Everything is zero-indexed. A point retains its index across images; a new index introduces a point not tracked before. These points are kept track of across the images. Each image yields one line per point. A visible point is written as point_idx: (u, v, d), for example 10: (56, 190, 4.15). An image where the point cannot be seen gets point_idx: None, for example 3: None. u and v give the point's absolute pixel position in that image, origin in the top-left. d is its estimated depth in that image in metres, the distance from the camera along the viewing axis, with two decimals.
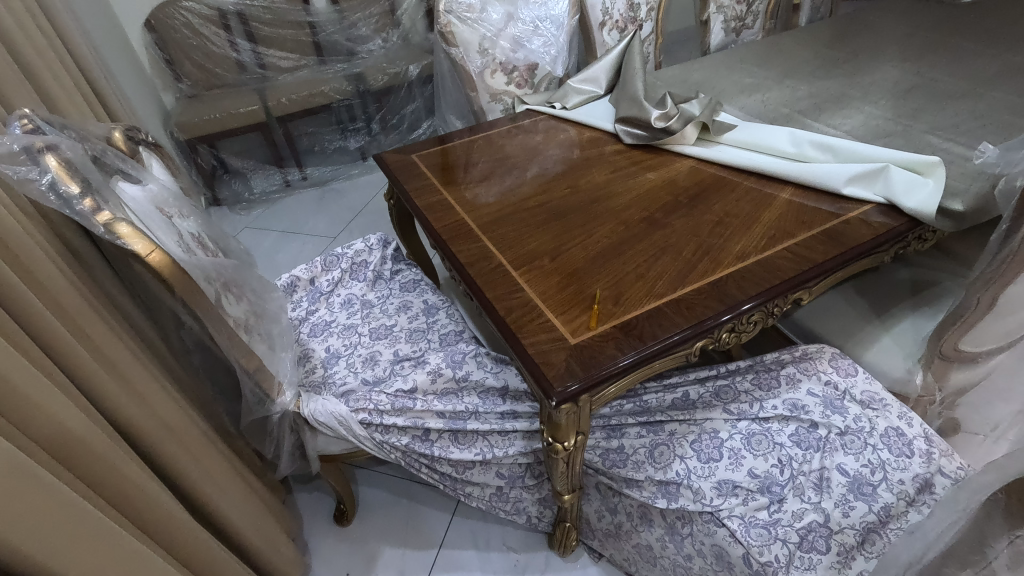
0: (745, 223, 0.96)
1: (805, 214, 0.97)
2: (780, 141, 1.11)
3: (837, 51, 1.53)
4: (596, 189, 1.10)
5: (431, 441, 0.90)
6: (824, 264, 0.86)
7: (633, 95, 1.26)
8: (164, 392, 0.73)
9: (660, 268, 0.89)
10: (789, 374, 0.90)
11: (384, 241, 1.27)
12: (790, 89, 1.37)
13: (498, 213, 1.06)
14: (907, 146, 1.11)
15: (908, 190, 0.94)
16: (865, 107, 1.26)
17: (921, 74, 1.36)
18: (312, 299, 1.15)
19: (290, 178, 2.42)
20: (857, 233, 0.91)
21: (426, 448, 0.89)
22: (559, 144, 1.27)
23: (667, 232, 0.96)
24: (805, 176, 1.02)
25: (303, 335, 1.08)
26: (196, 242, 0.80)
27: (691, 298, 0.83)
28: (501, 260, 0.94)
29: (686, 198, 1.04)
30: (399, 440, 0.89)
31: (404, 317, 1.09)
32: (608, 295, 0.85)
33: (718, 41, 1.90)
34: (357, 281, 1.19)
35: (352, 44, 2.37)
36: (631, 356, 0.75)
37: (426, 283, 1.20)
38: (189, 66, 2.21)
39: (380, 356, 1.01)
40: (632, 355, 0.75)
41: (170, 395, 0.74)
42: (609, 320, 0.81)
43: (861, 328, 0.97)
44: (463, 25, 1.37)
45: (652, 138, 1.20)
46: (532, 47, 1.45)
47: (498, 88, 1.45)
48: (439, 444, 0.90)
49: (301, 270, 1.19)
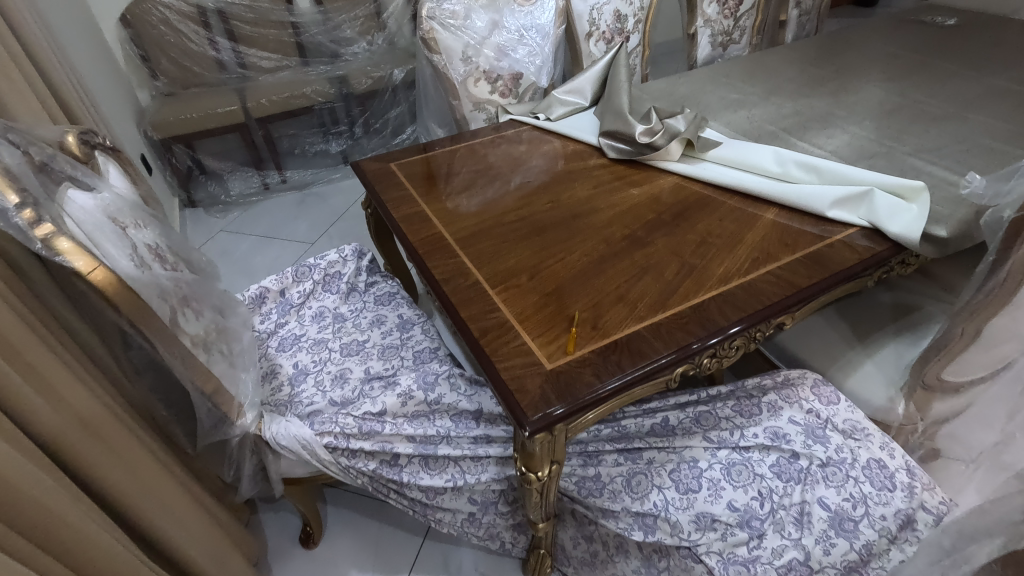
0: (728, 244, 0.94)
1: (788, 236, 0.95)
2: (764, 159, 1.09)
3: (822, 69, 1.53)
4: (578, 204, 1.07)
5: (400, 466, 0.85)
6: (808, 289, 0.84)
7: (618, 108, 1.24)
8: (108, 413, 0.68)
9: (640, 290, 0.86)
10: (771, 401, 0.88)
11: (359, 251, 1.22)
12: (775, 106, 1.36)
13: (476, 227, 1.03)
14: (890, 169, 1.10)
15: (891, 215, 0.93)
16: (850, 126, 1.25)
17: (904, 95, 1.36)
18: (281, 312, 1.11)
19: (269, 180, 2.35)
20: (842, 256, 0.90)
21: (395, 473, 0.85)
22: (540, 157, 1.24)
23: (649, 251, 0.93)
24: (789, 197, 1.00)
25: (271, 350, 1.05)
26: (155, 256, 0.75)
27: (671, 323, 0.80)
28: (477, 277, 0.91)
29: (669, 216, 1.02)
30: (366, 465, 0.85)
31: (377, 332, 1.07)
32: (588, 316, 0.82)
33: (704, 55, 1.89)
34: (329, 293, 1.15)
35: (336, 46, 2.32)
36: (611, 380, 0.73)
37: (402, 296, 1.17)
38: (166, 63, 2.15)
39: (350, 374, 0.98)
40: (613, 382, 0.73)
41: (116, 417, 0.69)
42: (587, 344, 0.78)
43: (845, 354, 0.96)
44: (446, 31, 1.33)
45: (636, 153, 1.18)
46: (517, 57, 1.42)
47: (482, 97, 1.42)
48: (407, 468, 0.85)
49: (270, 281, 1.14)
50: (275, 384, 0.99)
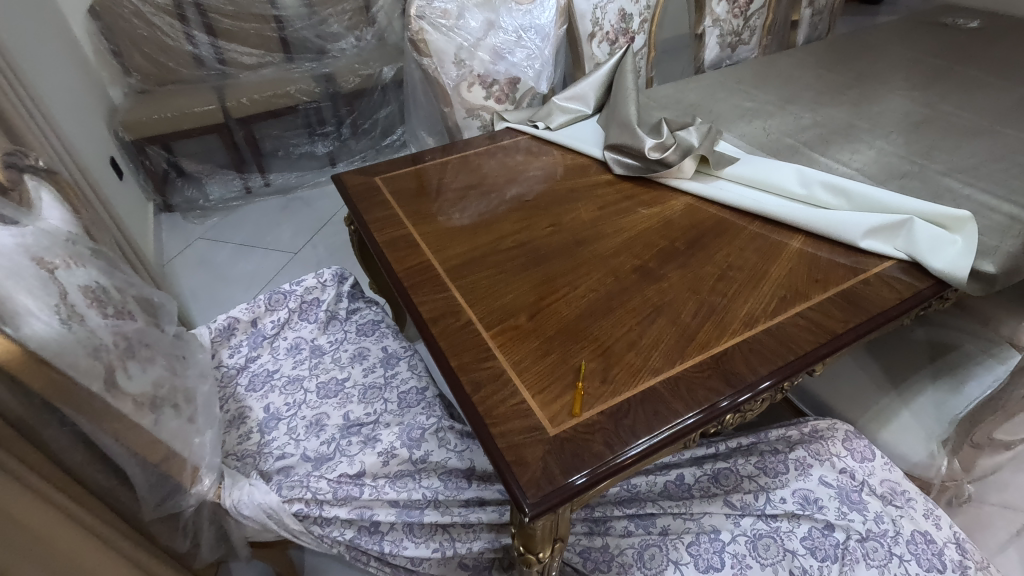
0: (750, 279, 0.84)
1: (818, 270, 0.85)
2: (787, 178, 0.99)
3: (840, 75, 1.43)
4: (581, 228, 0.96)
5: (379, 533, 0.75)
6: (844, 336, 0.74)
7: (625, 119, 1.14)
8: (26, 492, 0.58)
9: (654, 334, 0.76)
10: (799, 459, 0.79)
11: (340, 276, 1.11)
12: (793, 116, 1.26)
13: (468, 254, 0.92)
14: (925, 190, 1.00)
15: (933, 248, 0.83)
16: (876, 140, 1.15)
17: (932, 105, 1.26)
18: (252, 344, 1.00)
19: (251, 184, 2.23)
20: (879, 295, 0.80)
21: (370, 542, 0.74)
22: (538, 172, 1.13)
23: (662, 286, 0.83)
24: (816, 224, 0.90)
25: (240, 389, 0.94)
26: (93, 301, 0.64)
27: (691, 377, 0.70)
28: (469, 317, 0.80)
29: (683, 243, 0.92)
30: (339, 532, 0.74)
31: (359, 369, 0.97)
32: (596, 368, 0.72)
33: (712, 57, 1.79)
34: (306, 323, 1.04)
35: (322, 41, 2.20)
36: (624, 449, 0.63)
37: (387, 325, 1.06)
38: (140, 59, 2.02)
39: (327, 420, 0.88)
40: (629, 452, 0.63)
41: (36, 495, 0.59)
42: (596, 403, 0.68)
43: (878, 400, 0.86)
44: (437, 32, 1.20)
45: (646, 170, 1.08)
46: (514, 60, 1.30)
47: (475, 103, 1.30)
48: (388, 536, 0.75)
49: (240, 310, 1.02)
50: (243, 431, 0.88)
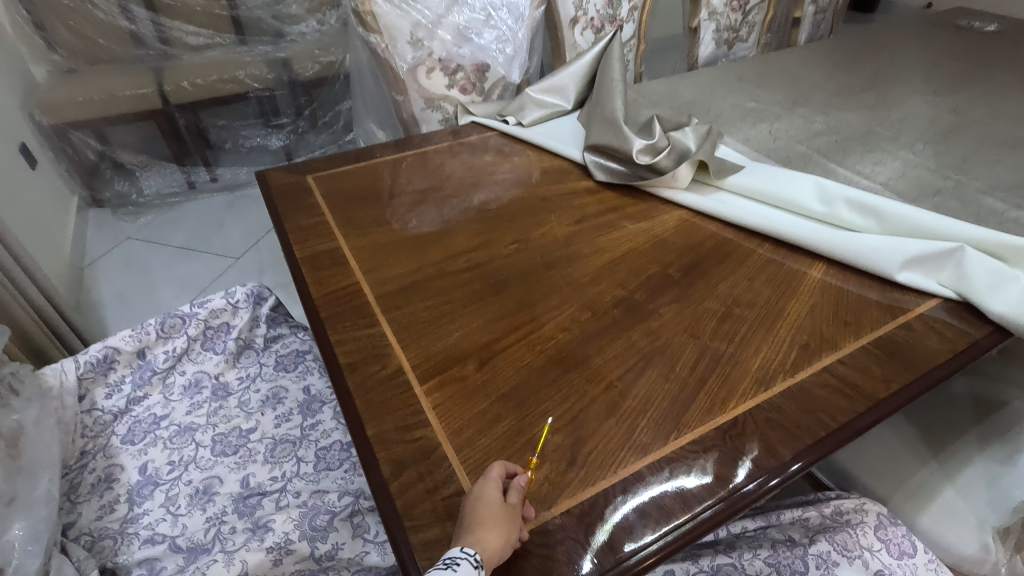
0: (764, 319, 0.66)
1: (848, 309, 0.67)
2: (804, 193, 0.82)
3: (853, 76, 1.27)
4: (552, 246, 0.78)
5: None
6: (891, 402, 0.56)
7: (609, 116, 0.96)
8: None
9: (641, 394, 0.57)
10: (821, 556, 0.62)
11: (258, 295, 0.91)
12: (803, 119, 1.09)
13: (407, 277, 0.73)
14: (965, 211, 0.83)
15: (990, 286, 0.66)
16: (900, 150, 0.98)
17: (958, 113, 1.10)
18: (137, 382, 0.79)
19: (195, 178, 2.01)
20: (927, 346, 0.62)
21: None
22: (505, 175, 0.95)
23: (652, 326, 0.65)
24: (843, 250, 0.72)
25: (114, 442, 0.74)
26: None
27: (689, 460, 0.52)
28: (399, 363, 0.61)
29: (678, 270, 0.74)
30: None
31: (269, 418, 0.77)
32: (561, 444, 0.53)
33: (707, 54, 1.62)
34: (211, 354, 0.84)
35: (279, 23, 1.98)
36: (602, 527, 0.47)
37: (314, 357, 0.86)
38: (66, 34, 1.79)
39: (219, 488, 0.69)
40: (630, 553, 0.46)
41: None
42: (557, 497, 0.49)
43: (913, 472, 0.69)
44: (387, 5, 1.01)
45: (634, 178, 0.90)
46: (482, 43, 1.10)
47: (436, 92, 1.11)
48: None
49: (123, 338, 0.81)
50: (106, 500, 0.68)
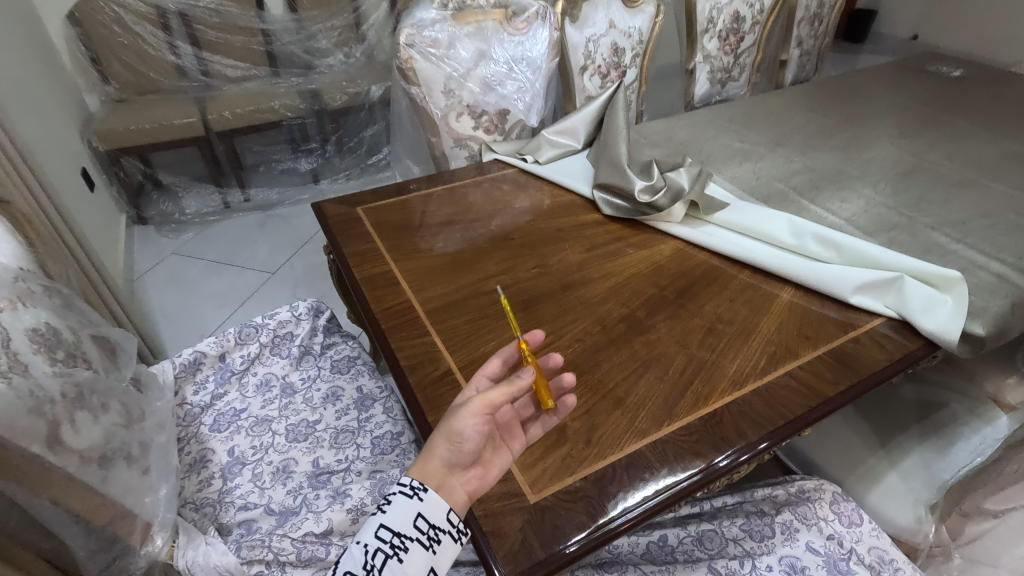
0: (741, 333, 0.81)
1: (809, 326, 0.83)
2: (778, 228, 0.98)
3: (830, 119, 1.43)
4: (567, 270, 0.94)
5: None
6: (837, 399, 0.72)
7: (614, 158, 1.13)
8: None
9: (641, 392, 0.73)
10: (785, 523, 0.77)
11: (315, 309, 1.07)
12: (783, 159, 1.26)
13: (448, 296, 0.89)
14: (914, 244, 0.99)
15: (925, 308, 0.82)
16: (865, 189, 1.14)
17: (918, 155, 1.26)
18: (219, 381, 0.95)
19: (231, 200, 2.18)
20: (871, 355, 0.78)
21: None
22: (524, 206, 1.11)
23: (651, 338, 0.81)
24: (808, 277, 0.88)
25: (203, 430, 0.89)
26: (41, 347, 0.61)
27: (679, 441, 0.67)
28: (448, 365, 0.77)
29: (672, 292, 0.89)
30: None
31: (331, 411, 0.92)
32: (580, 428, 0.68)
33: (702, 92, 1.79)
34: (278, 358, 1.00)
35: (310, 57, 2.19)
36: (612, 487, 0.62)
37: (363, 362, 1.02)
38: (118, 67, 1.98)
39: (295, 467, 0.84)
40: (624, 513, 0.61)
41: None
42: (578, 467, 0.64)
43: (865, 460, 0.85)
44: (425, 61, 1.18)
45: (635, 213, 1.06)
46: (504, 92, 1.27)
47: (463, 133, 1.28)
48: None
49: (208, 344, 0.97)
50: (203, 476, 0.83)
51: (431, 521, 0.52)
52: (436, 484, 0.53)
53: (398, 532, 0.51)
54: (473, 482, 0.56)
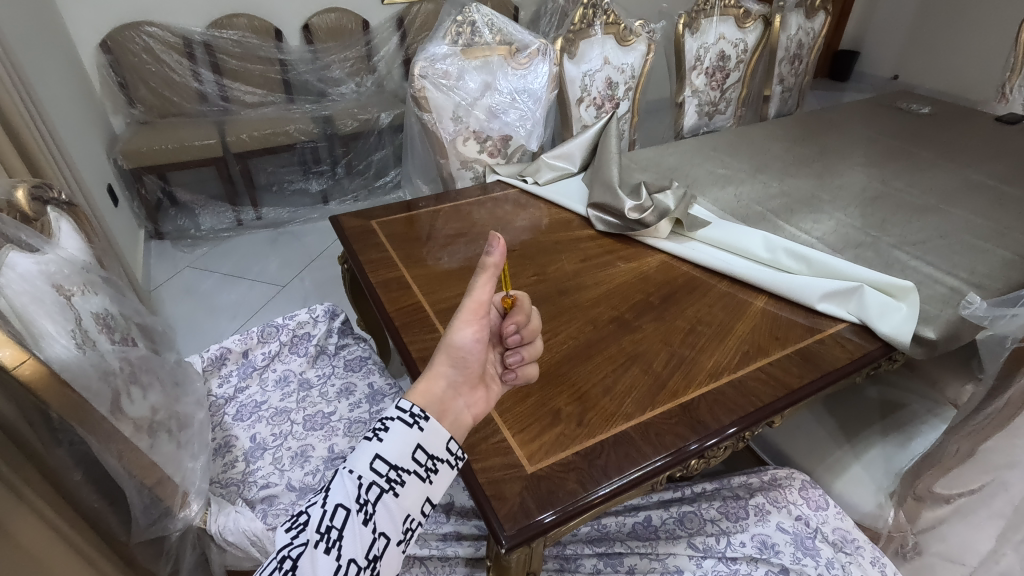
0: (718, 333, 0.91)
1: (780, 329, 0.92)
2: (754, 245, 1.08)
3: (806, 149, 1.55)
4: (564, 279, 1.03)
5: (359, 534, 0.54)
6: (801, 391, 0.81)
7: (607, 180, 1.23)
8: (16, 501, 0.58)
9: (627, 382, 0.81)
10: (758, 506, 0.85)
11: (331, 312, 1.16)
12: (762, 184, 1.37)
13: (455, 299, 0.98)
14: (877, 261, 1.09)
15: (882, 314, 0.91)
16: (835, 212, 1.25)
17: (885, 182, 1.38)
18: (242, 375, 1.04)
19: (243, 217, 2.28)
20: (833, 354, 0.87)
21: (331, 553, 0.52)
22: (524, 223, 1.21)
23: (637, 336, 0.90)
24: (780, 287, 0.98)
25: (227, 418, 0.97)
26: (102, 328, 0.69)
27: (659, 423, 0.76)
28: None
29: (657, 298, 0.99)
30: (283, 549, 0.52)
31: (345, 404, 1.00)
32: (574, 412, 0.77)
33: (691, 123, 1.92)
34: (296, 356, 1.08)
35: (323, 85, 2.33)
36: (601, 461, 0.70)
37: (374, 361, 1.10)
38: (145, 91, 2.11)
39: (312, 451, 0.92)
40: (609, 483, 0.68)
41: (29, 507, 0.59)
42: (570, 444, 0.72)
43: (832, 452, 0.93)
44: (437, 91, 1.30)
45: (625, 229, 1.16)
46: (508, 120, 1.38)
47: (469, 156, 1.40)
48: (372, 561, 0.54)
49: (233, 341, 1.07)
50: (228, 459, 0.91)
51: (428, 452, 0.59)
52: (438, 410, 0.61)
53: (395, 465, 0.57)
54: (475, 404, 0.65)
